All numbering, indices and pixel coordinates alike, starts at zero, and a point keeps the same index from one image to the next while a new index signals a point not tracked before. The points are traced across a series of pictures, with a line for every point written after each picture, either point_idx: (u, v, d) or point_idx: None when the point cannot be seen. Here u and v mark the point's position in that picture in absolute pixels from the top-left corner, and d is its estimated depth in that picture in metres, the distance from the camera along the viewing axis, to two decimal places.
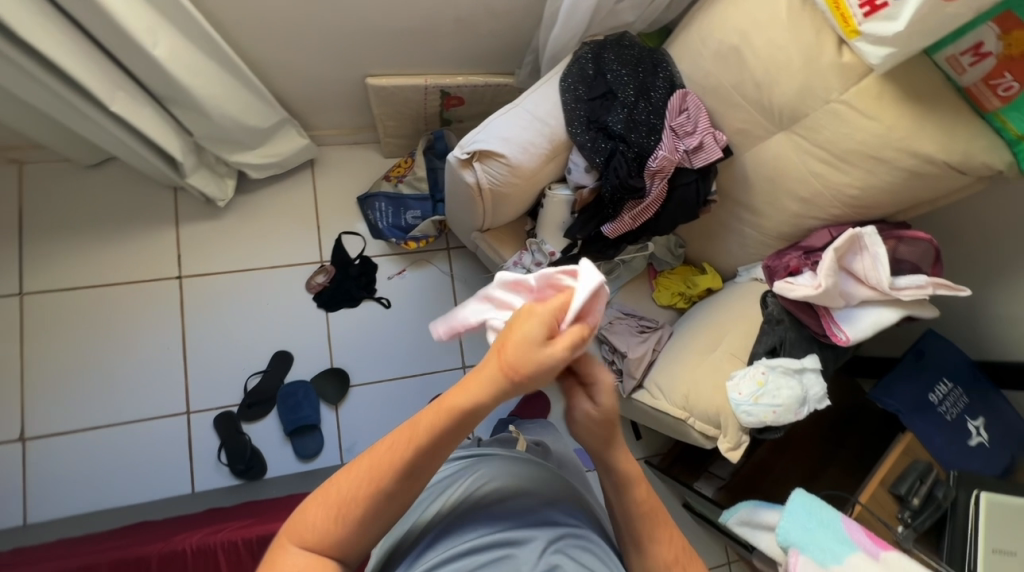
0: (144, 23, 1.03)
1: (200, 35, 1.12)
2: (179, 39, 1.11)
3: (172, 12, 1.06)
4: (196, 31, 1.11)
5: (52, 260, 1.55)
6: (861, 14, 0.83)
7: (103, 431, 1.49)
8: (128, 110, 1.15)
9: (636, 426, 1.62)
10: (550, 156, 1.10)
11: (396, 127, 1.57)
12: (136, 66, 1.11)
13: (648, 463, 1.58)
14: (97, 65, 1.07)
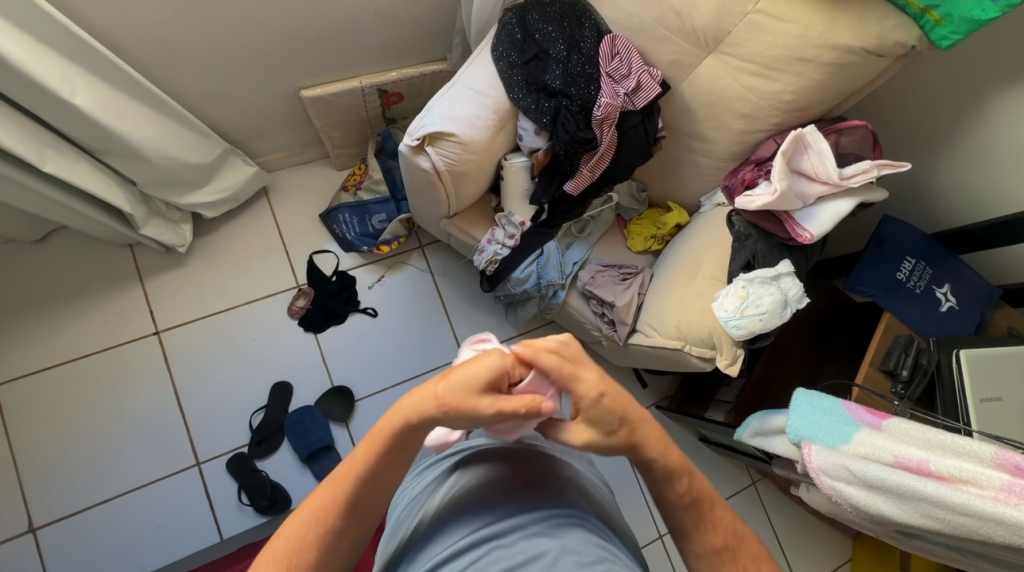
0: (59, 74, 1.00)
1: (119, 76, 1.09)
2: (98, 85, 1.08)
3: (84, 58, 1.03)
4: (115, 72, 1.08)
5: (20, 343, 1.50)
6: None
7: (114, 503, 1.45)
8: (63, 168, 1.12)
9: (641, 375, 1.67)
10: (499, 126, 1.11)
11: (342, 136, 1.56)
12: (60, 121, 1.07)
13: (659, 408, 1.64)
14: (19, 127, 1.03)
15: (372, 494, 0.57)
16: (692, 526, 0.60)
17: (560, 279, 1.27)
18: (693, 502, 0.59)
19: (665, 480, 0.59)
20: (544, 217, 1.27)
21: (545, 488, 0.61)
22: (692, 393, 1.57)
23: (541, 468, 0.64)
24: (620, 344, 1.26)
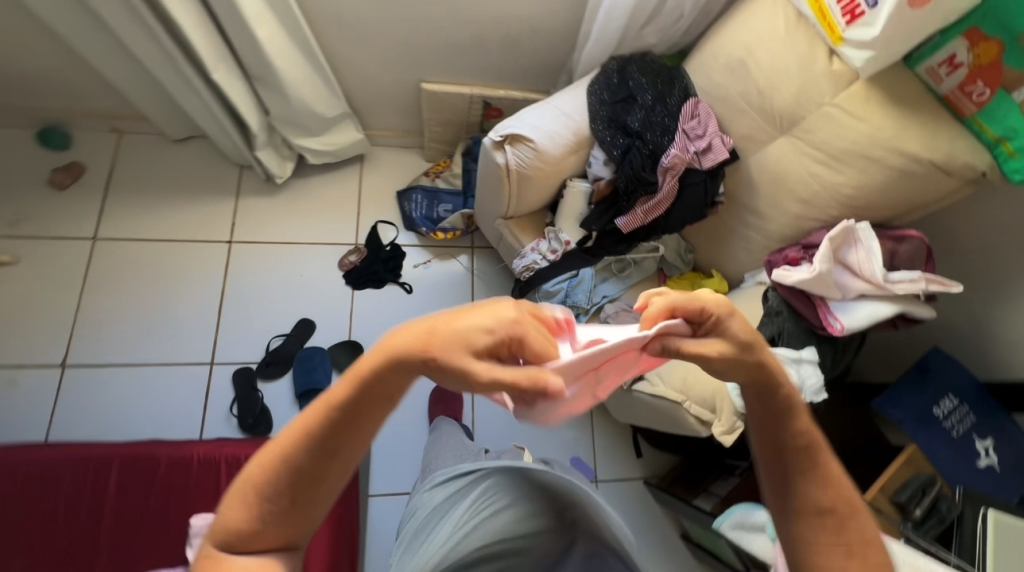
0: (253, 9, 1.27)
1: (293, 25, 1.36)
2: (275, 27, 1.34)
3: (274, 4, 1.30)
4: (291, 21, 1.35)
5: (128, 213, 1.76)
6: (844, 22, 0.93)
7: (133, 369, 1.61)
8: (224, 80, 1.38)
9: (640, 444, 1.78)
10: (574, 148, 1.24)
11: (440, 131, 1.77)
12: (238, 44, 1.34)
13: (646, 482, 1.72)
14: (209, 39, 1.30)
15: (293, 463, 0.59)
16: (813, 475, 0.68)
17: (585, 304, 1.32)
18: (806, 447, 0.68)
19: (790, 424, 0.67)
20: (589, 245, 1.34)
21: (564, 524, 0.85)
22: (685, 476, 1.65)
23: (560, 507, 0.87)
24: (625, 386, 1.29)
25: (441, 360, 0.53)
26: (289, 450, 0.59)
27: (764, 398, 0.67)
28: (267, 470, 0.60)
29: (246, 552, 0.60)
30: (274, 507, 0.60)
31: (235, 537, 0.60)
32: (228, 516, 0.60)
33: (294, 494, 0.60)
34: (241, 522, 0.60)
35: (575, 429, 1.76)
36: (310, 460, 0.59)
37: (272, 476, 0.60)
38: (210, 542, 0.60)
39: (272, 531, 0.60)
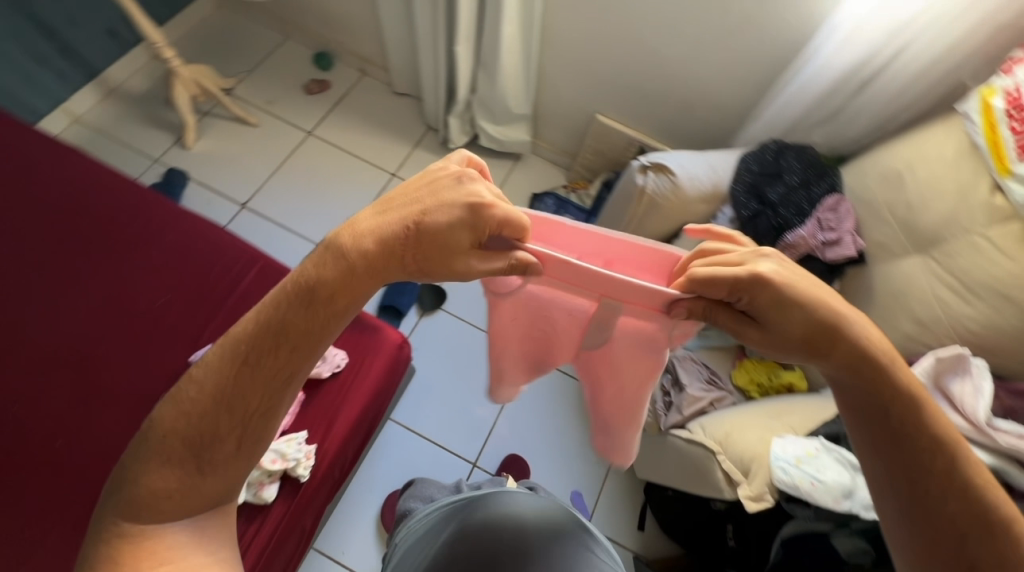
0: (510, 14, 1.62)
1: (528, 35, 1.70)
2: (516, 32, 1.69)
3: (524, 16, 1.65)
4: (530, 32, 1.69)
5: (339, 126, 2.25)
6: (1016, 154, 0.97)
7: (284, 231, 2.02)
8: (462, 55, 1.75)
9: (644, 517, 1.69)
10: (707, 198, 1.37)
11: (591, 158, 1.99)
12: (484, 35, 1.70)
13: (636, 555, 1.63)
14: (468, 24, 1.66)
15: (234, 390, 0.71)
16: (905, 432, 0.64)
17: None
18: (916, 419, 0.63)
19: (885, 388, 0.64)
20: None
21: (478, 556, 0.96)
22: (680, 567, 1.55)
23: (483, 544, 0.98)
24: (660, 429, 1.35)
25: (417, 262, 0.66)
26: (218, 394, 0.71)
27: (857, 369, 0.64)
28: (191, 421, 0.71)
29: (187, 493, 0.70)
30: (217, 450, 0.71)
31: (166, 489, 0.69)
32: (162, 466, 0.70)
33: (238, 435, 0.71)
34: (173, 463, 0.70)
35: (588, 465, 1.74)
36: (240, 396, 0.71)
37: (208, 412, 0.71)
38: (138, 488, 0.69)
39: (214, 467, 0.71)
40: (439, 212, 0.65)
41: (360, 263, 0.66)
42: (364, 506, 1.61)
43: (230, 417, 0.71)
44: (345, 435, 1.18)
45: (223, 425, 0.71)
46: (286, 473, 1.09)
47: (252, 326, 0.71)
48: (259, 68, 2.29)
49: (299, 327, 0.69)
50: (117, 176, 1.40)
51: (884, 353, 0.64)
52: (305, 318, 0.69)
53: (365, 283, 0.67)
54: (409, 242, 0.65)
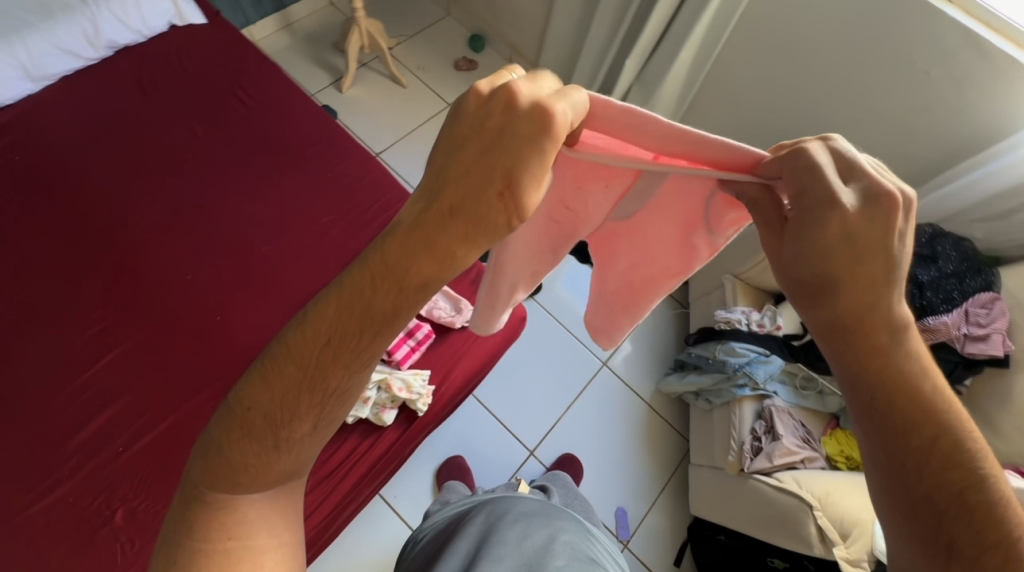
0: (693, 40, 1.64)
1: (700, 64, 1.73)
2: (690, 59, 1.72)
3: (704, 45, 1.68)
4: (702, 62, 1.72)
5: None
6: None
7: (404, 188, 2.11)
8: (630, 68, 1.78)
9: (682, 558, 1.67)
10: None
11: None
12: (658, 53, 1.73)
13: None
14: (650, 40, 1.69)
15: (307, 388, 0.52)
16: (902, 425, 0.56)
17: (756, 381, 1.44)
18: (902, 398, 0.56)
19: (867, 356, 0.56)
20: (794, 344, 1.45)
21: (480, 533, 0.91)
22: None
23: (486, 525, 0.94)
24: (741, 471, 1.37)
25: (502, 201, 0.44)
26: (295, 357, 0.51)
27: (839, 333, 0.56)
28: (277, 396, 0.52)
29: (272, 466, 0.54)
30: (294, 430, 0.53)
31: (246, 472, 0.54)
32: (232, 432, 0.54)
33: (318, 414, 0.53)
34: (243, 443, 0.53)
35: (639, 488, 1.74)
36: (322, 359, 0.50)
37: (279, 407, 0.52)
38: (216, 475, 0.54)
39: (282, 445, 0.53)
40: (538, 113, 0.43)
41: (456, 211, 0.44)
42: (421, 463, 1.64)
43: (304, 412, 0.53)
44: (458, 387, 1.24)
45: (296, 426, 0.53)
46: (404, 404, 1.17)
47: (340, 289, 0.49)
48: (418, 35, 2.40)
49: (401, 277, 0.46)
50: (305, 97, 1.51)
51: (889, 315, 0.54)
52: (398, 278, 0.46)
53: (455, 247, 0.45)
54: (486, 169, 0.44)
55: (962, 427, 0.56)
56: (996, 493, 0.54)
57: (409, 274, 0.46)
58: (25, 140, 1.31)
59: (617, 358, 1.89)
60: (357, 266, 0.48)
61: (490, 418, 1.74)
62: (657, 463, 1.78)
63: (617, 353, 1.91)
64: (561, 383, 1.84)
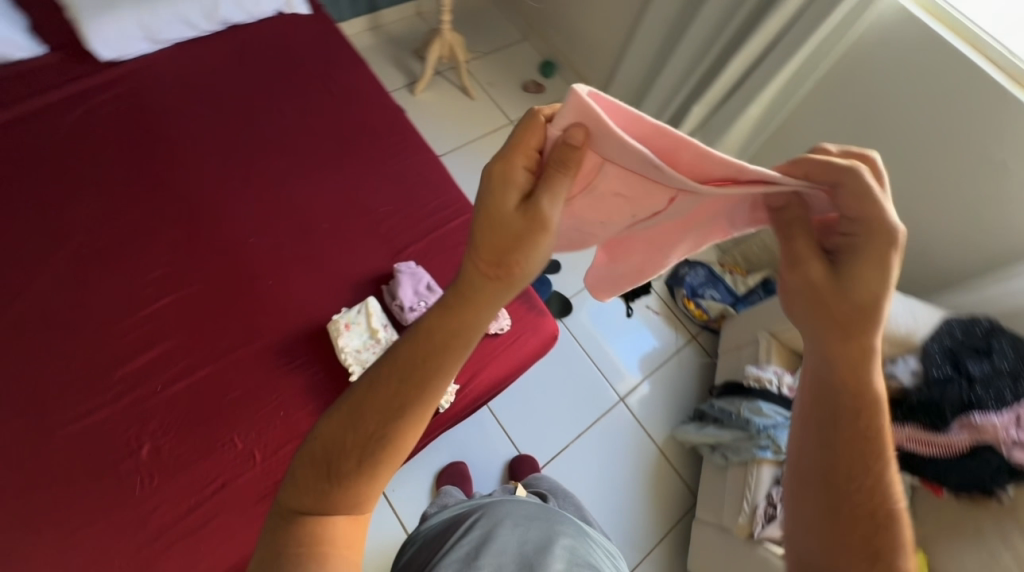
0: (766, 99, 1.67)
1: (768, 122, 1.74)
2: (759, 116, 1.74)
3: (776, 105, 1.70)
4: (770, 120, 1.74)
5: None
6: None
7: None
8: (697, 115, 1.81)
9: None
10: (894, 342, 1.35)
11: (758, 251, 1.98)
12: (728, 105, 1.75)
13: None
14: (721, 91, 1.72)
15: (362, 438, 0.59)
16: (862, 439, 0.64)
17: (779, 446, 1.40)
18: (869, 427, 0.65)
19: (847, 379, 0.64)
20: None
21: (481, 533, 0.90)
22: None
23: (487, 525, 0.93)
24: (750, 536, 1.33)
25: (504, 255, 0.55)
26: (354, 408, 0.60)
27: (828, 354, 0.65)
28: (340, 441, 0.59)
29: (330, 521, 0.60)
30: (350, 471, 0.59)
31: (309, 520, 0.60)
32: (294, 483, 0.61)
33: (366, 456, 0.58)
34: (307, 495, 0.60)
35: (637, 536, 1.67)
36: (383, 412, 0.58)
37: (337, 454, 0.59)
38: (276, 533, 0.60)
39: (342, 497, 0.59)
40: (505, 162, 0.55)
41: (479, 257, 0.56)
42: (421, 465, 1.61)
43: (356, 460, 0.59)
44: (480, 393, 1.26)
45: (350, 472, 0.59)
46: None
47: (408, 342, 0.60)
48: (494, 53, 2.50)
49: (455, 337, 0.58)
50: (384, 94, 1.60)
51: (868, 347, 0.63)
52: (443, 340, 0.58)
53: (490, 291, 0.57)
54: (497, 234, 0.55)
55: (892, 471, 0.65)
56: (900, 537, 0.63)
57: (466, 333, 0.59)
58: (134, 92, 1.43)
59: (632, 398, 1.84)
60: (418, 330, 0.60)
61: (498, 429, 1.70)
62: (661, 512, 1.71)
63: (634, 392, 1.86)
64: (573, 410, 1.79)
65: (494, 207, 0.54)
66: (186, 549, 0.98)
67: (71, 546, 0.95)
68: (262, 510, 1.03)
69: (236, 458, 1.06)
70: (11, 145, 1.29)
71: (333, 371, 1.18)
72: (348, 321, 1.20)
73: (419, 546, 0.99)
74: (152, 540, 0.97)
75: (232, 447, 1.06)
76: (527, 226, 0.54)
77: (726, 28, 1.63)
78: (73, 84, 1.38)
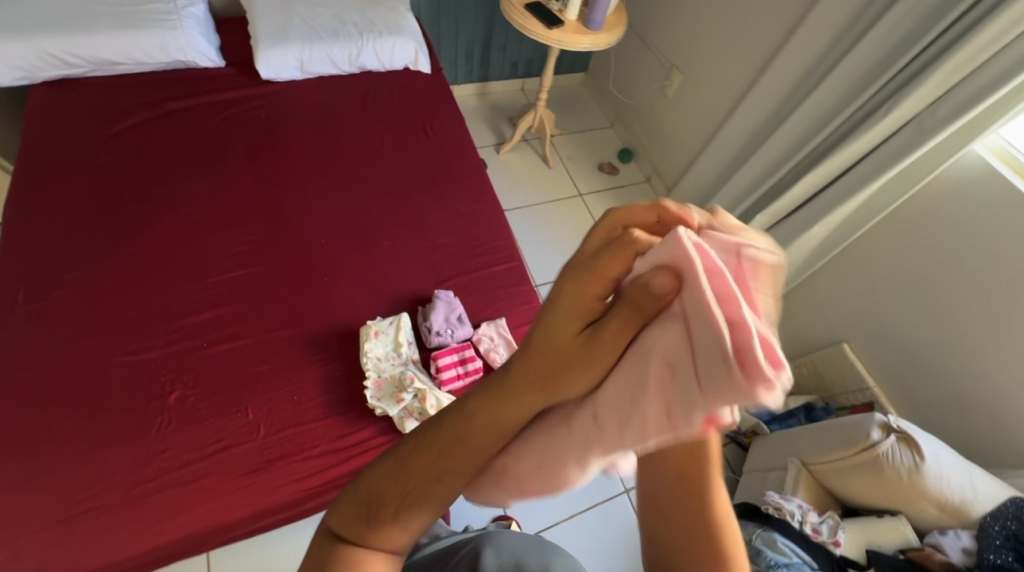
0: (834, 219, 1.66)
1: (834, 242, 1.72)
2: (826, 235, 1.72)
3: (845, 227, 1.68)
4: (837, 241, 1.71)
5: (602, 200, 2.51)
6: None
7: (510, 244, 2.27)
8: (760, 221, 1.83)
9: None
10: (943, 506, 1.20)
11: (805, 373, 1.86)
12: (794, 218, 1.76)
13: None
14: (789, 202, 1.75)
15: (406, 498, 0.52)
16: None
17: None
18: None
19: None
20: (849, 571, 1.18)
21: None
22: None
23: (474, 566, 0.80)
24: None
25: (549, 373, 0.51)
26: (404, 460, 0.53)
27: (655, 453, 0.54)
28: (381, 495, 0.53)
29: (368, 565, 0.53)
30: (386, 525, 0.53)
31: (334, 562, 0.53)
32: (338, 513, 0.55)
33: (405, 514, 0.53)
34: (352, 526, 0.54)
35: None
36: (429, 470, 0.52)
37: (376, 508, 0.53)
38: (316, 551, 0.55)
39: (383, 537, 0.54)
40: (579, 287, 0.48)
41: (523, 366, 0.51)
42: None
43: (400, 520, 0.53)
44: None
45: (389, 531, 0.53)
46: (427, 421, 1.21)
47: (457, 416, 0.52)
48: (579, 133, 2.72)
49: (500, 425, 0.52)
50: (470, 146, 1.81)
51: (700, 460, 0.53)
52: (494, 427, 0.52)
53: (536, 402, 0.52)
54: (550, 363, 0.51)
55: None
56: None
57: (509, 420, 0.52)
58: (273, 102, 1.73)
59: None
60: (465, 407, 0.52)
61: None
62: None
63: (641, 487, 1.72)
64: None
65: (550, 329, 0.50)
66: (172, 498, 1.03)
67: (81, 463, 1.03)
68: (248, 483, 1.07)
69: (244, 426, 1.13)
70: (171, 124, 1.58)
71: (351, 371, 1.25)
72: (378, 328, 1.28)
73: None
74: (147, 480, 1.04)
75: (244, 416, 1.14)
76: (579, 350, 0.49)
77: (800, 150, 1.69)
78: (234, 90, 1.71)
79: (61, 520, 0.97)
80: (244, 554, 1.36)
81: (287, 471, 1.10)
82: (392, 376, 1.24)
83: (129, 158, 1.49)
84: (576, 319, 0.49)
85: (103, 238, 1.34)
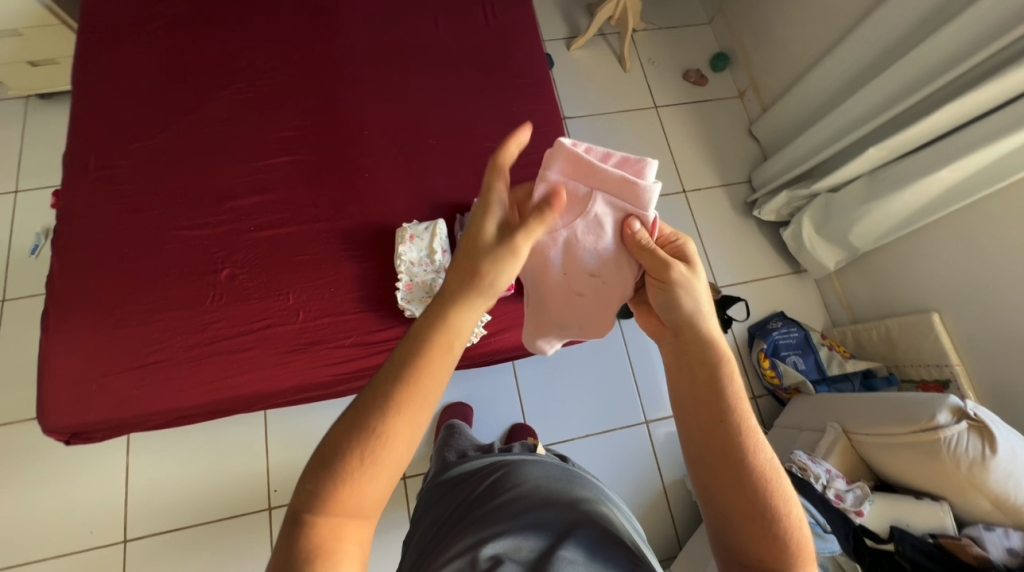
0: (969, 165, 1.34)
1: (959, 193, 1.40)
2: (951, 182, 1.40)
3: (981, 176, 1.36)
4: (964, 192, 1.40)
5: (681, 114, 2.15)
6: None
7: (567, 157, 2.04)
8: (869, 157, 1.51)
9: None
10: (998, 503, 1.09)
11: (874, 337, 1.67)
12: (917, 157, 1.43)
13: None
14: (913, 137, 1.41)
15: (378, 442, 0.52)
16: None
17: None
18: None
19: None
20: (865, 540, 1.14)
21: (501, 498, 0.82)
22: None
23: (505, 487, 0.85)
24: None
25: (476, 267, 0.57)
26: (365, 408, 0.53)
27: (685, 372, 0.64)
28: (350, 451, 0.52)
29: (348, 521, 0.52)
30: (361, 476, 0.52)
31: (314, 532, 0.51)
32: (301, 490, 0.53)
33: (379, 460, 0.52)
34: (317, 492, 0.52)
35: None
36: (392, 406, 0.53)
37: (346, 460, 0.52)
38: (284, 542, 0.51)
39: (354, 493, 0.52)
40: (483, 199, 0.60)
41: (459, 262, 0.58)
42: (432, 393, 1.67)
43: (377, 464, 0.52)
44: (505, 346, 1.26)
45: (367, 481, 0.52)
46: None
47: (412, 340, 0.55)
48: (669, 30, 2.28)
49: (455, 332, 0.56)
50: (533, 36, 1.56)
51: (721, 381, 0.62)
52: (450, 337, 0.56)
53: (479, 301, 0.57)
54: (478, 256, 0.57)
55: (793, 526, 0.58)
56: None
57: (459, 329, 0.56)
58: None
59: (661, 429, 1.69)
60: (410, 334, 0.57)
61: (512, 390, 1.65)
62: None
63: (664, 421, 1.70)
64: (591, 409, 1.68)
65: (474, 231, 0.58)
66: (224, 362, 1.14)
67: (149, 321, 1.16)
68: (288, 359, 1.17)
69: (285, 308, 1.20)
70: None
71: (386, 272, 1.26)
72: (414, 233, 1.25)
73: (439, 493, 0.97)
74: (203, 343, 1.15)
75: (285, 299, 1.20)
76: (507, 248, 0.57)
77: (958, 65, 1.30)
78: None
79: (137, 366, 1.12)
80: (293, 416, 1.55)
81: (321, 355, 1.18)
82: (423, 282, 1.24)
83: (177, 26, 1.43)
84: (492, 220, 0.58)
85: (158, 112, 1.34)
